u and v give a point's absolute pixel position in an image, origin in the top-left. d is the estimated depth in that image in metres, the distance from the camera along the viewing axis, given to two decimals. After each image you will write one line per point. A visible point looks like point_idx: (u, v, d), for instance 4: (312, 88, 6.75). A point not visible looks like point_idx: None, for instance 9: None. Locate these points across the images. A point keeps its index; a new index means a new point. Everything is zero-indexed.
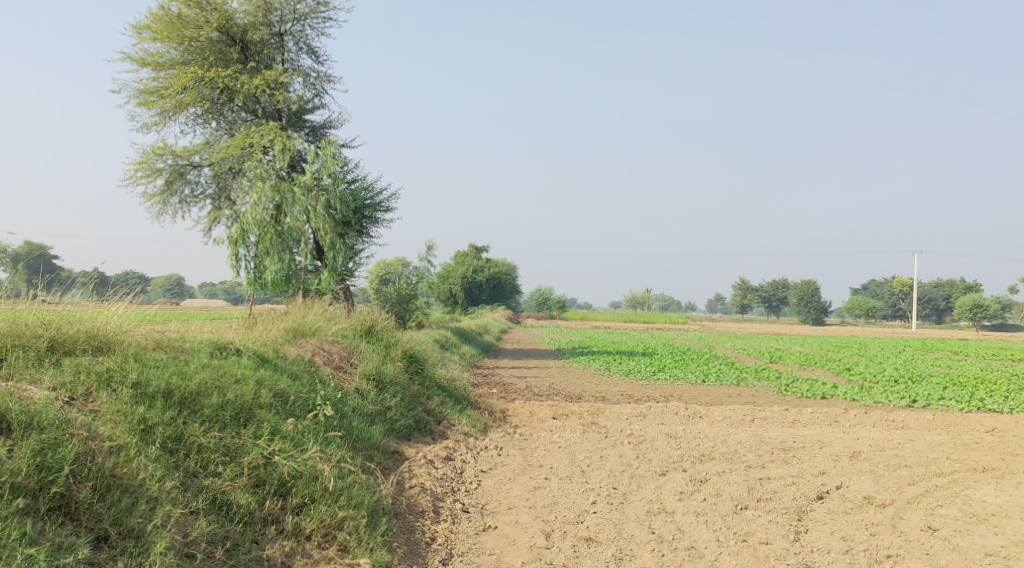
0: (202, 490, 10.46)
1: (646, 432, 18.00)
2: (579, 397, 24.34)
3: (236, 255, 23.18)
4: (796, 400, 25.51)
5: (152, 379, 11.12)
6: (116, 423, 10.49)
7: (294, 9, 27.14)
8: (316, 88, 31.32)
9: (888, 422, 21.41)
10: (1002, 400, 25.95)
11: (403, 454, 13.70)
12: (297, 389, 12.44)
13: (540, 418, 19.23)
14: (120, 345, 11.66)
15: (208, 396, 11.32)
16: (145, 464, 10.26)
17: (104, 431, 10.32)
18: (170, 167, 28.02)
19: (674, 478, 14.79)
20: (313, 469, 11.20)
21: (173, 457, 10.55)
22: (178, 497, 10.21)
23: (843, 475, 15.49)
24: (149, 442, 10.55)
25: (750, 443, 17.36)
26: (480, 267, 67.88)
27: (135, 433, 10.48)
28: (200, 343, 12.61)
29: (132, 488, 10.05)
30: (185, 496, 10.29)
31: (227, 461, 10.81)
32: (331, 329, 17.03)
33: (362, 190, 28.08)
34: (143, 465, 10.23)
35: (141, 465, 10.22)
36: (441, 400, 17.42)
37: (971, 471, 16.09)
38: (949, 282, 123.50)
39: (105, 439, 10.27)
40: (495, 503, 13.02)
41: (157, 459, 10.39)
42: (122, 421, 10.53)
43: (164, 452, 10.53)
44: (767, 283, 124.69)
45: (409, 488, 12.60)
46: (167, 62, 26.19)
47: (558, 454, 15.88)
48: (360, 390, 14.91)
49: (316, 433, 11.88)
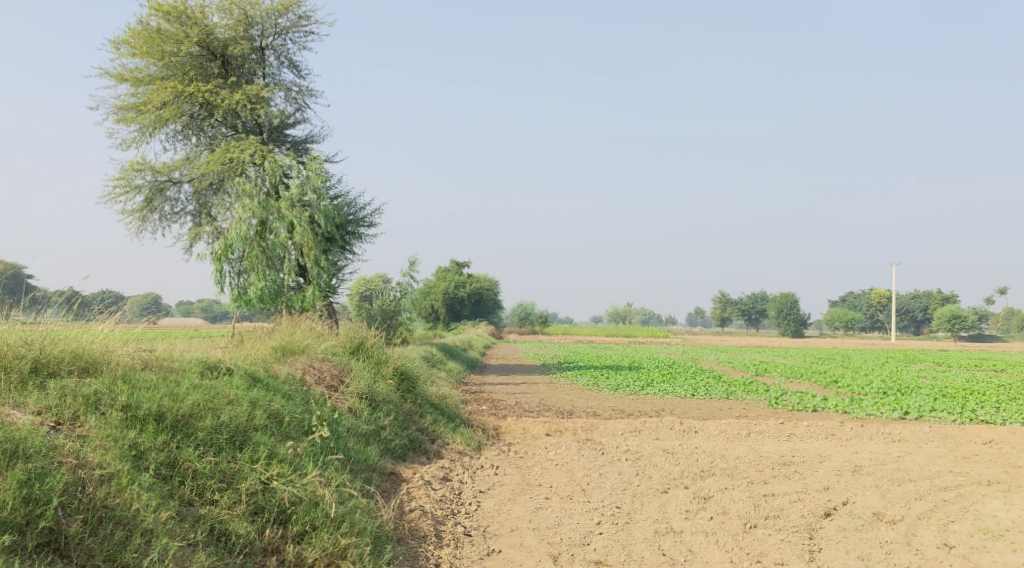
0: (198, 521, 9.95)
1: (643, 448, 17.55)
2: (570, 413, 23.86)
3: (220, 272, 22.67)
4: (788, 414, 25.12)
5: (143, 402, 10.60)
6: (107, 449, 9.96)
7: (276, 23, 26.71)
8: (296, 103, 30.86)
9: (885, 435, 21.07)
10: (994, 411, 25.69)
11: (400, 476, 13.23)
12: (291, 409, 11.93)
13: (533, 435, 18.77)
14: (107, 365, 11.13)
15: (202, 418, 10.79)
16: (138, 493, 9.74)
17: (94, 458, 9.82)
18: (149, 184, 27.45)
19: (678, 495, 14.36)
20: (312, 495, 10.68)
21: (167, 484, 10.04)
22: (174, 528, 9.68)
23: (848, 490, 15.10)
24: (141, 468, 10.03)
25: (749, 457, 16.94)
26: (460, 284, 67.98)
27: (127, 460, 9.96)
28: (189, 362, 12.09)
29: (125, 519, 9.54)
30: (182, 527, 9.77)
31: (224, 488, 10.31)
32: (320, 346, 16.53)
33: (345, 206, 27.63)
34: (137, 495, 9.71)
35: (135, 494, 9.70)
36: (434, 418, 16.93)
37: (977, 484, 15.75)
38: (927, 294, 123.99)
39: (95, 467, 9.75)
40: (497, 526, 12.56)
41: (150, 488, 9.88)
42: (112, 447, 10.00)
43: (157, 480, 10.01)
44: (747, 296, 124.87)
45: (409, 512, 12.13)
46: (147, 77, 25.68)
47: (555, 472, 15.42)
48: (353, 410, 14.43)
49: (314, 457, 11.38)
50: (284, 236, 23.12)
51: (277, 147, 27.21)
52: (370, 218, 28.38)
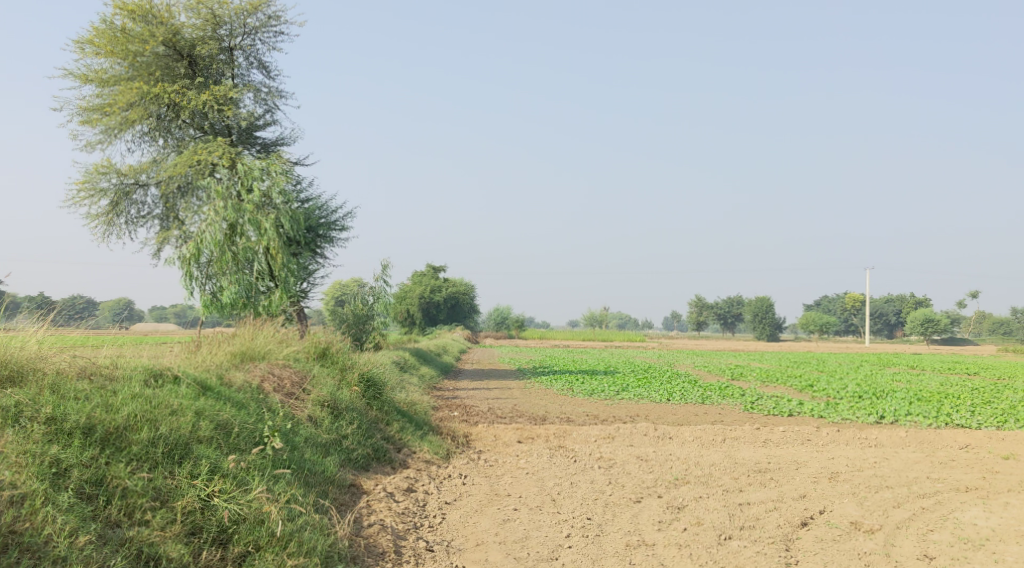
0: (124, 544, 9.37)
1: (616, 455, 17.05)
2: (543, 419, 23.33)
3: (189, 276, 21.94)
4: (764, 419, 24.73)
5: (70, 414, 10.03)
6: (24, 467, 9.43)
7: (244, 23, 26.03)
8: (266, 104, 30.19)
9: (861, 440, 20.70)
10: (969, 415, 25.40)
11: (360, 487, 12.67)
12: (243, 419, 11.33)
13: (505, 442, 18.24)
14: (34, 374, 10.51)
15: (137, 431, 10.23)
16: (54, 517, 9.23)
17: (6, 477, 9.27)
18: (114, 188, 26.70)
19: (651, 505, 13.88)
20: (257, 512, 10.12)
21: (90, 505, 9.48)
22: (93, 554, 9.14)
23: (825, 498, 14.67)
24: (61, 487, 9.50)
25: (725, 464, 16.48)
26: (437, 288, 67.09)
27: (45, 479, 9.44)
28: (134, 369, 11.47)
29: (35, 546, 9.00)
30: (102, 552, 9.21)
31: (157, 507, 9.75)
32: (282, 352, 15.88)
33: (317, 209, 26.98)
34: (51, 519, 9.20)
35: (50, 517, 9.20)
36: (401, 426, 16.34)
37: (955, 491, 15.37)
38: (900, 298, 124.59)
39: (7, 488, 9.23)
40: (462, 540, 12.03)
41: (69, 509, 9.35)
42: (30, 464, 9.47)
43: (78, 500, 9.48)
44: (722, 300, 125.16)
45: (367, 527, 11.57)
46: (111, 78, 24.92)
47: (525, 481, 14.89)
48: (314, 418, 13.85)
49: (262, 470, 10.80)
50: (252, 240, 22.39)
51: (246, 149, 26.50)
52: (342, 222, 27.73)
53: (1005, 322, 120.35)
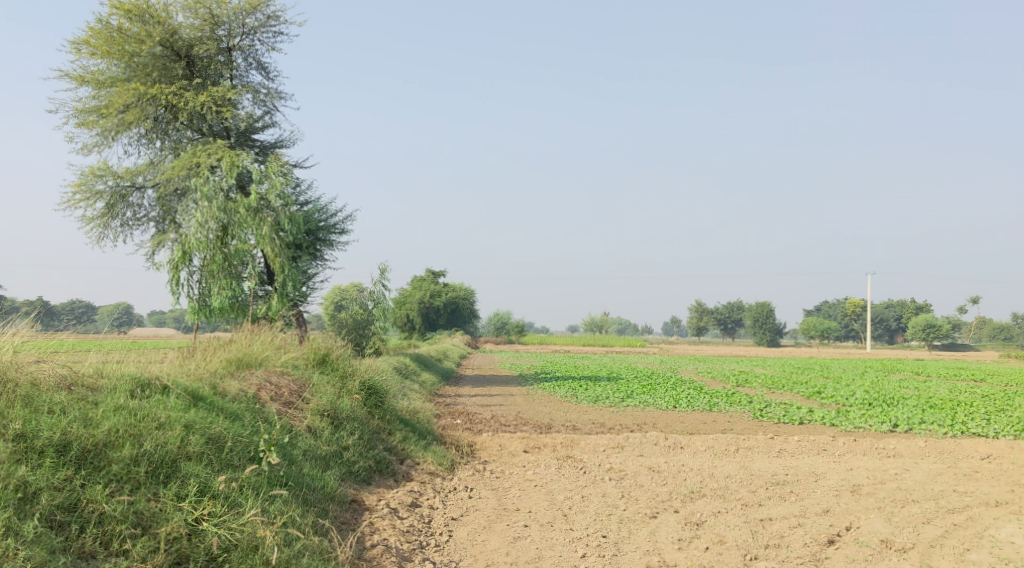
0: None
1: (628, 466, 16.28)
2: (550, 427, 22.65)
3: (178, 280, 21.10)
4: (775, 428, 23.92)
5: (42, 430, 9.30)
6: None
7: (244, 23, 25.31)
8: (265, 105, 29.46)
9: (878, 450, 19.89)
10: (985, 423, 24.59)
11: (363, 504, 11.92)
12: (236, 432, 10.58)
13: (510, 452, 17.47)
14: (7, 385, 9.75)
15: (118, 448, 9.50)
16: (18, 550, 8.50)
17: None
18: (110, 191, 25.93)
19: (668, 521, 13.10)
20: (251, 537, 9.37)
21: (60, 535, 8.76)
22: None
23: (851, 513, 13.88)
24: (29, 514, 8.76)
25: (741, 476, 15.69)
26: (435, 293, 66.16)
27: (10, 506, 8.68)
28: (119, 379, 10.68)
29: None
30: None
31: (138, 534, 9.02)
32: (280, 358, 15.09)
33: (316, 212, 26.19)
34: (16, 552, 8.48)
35: (12, 551, 8.45)
36: (403, 436, 15.59)
37: (985, 506, 14.57)
38: (903, 303, 123.70)
39: None
40: (471, 560, 11.28)
41: (36, 540, 8.63)
42: None
43: (47, 529, 8.75)
44: (722, 305, 124.38)
45: (370, 548, 10.81)
46: (107, 79, 24.10)
47: (534, 494, 14.13)
48: (312, 429, 13.08)
49: (257, 489, 10.05)
50: (248, 243, 21.51)
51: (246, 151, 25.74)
52: (342, 225, 26.98)
53: (1007, 328, 119.47)
